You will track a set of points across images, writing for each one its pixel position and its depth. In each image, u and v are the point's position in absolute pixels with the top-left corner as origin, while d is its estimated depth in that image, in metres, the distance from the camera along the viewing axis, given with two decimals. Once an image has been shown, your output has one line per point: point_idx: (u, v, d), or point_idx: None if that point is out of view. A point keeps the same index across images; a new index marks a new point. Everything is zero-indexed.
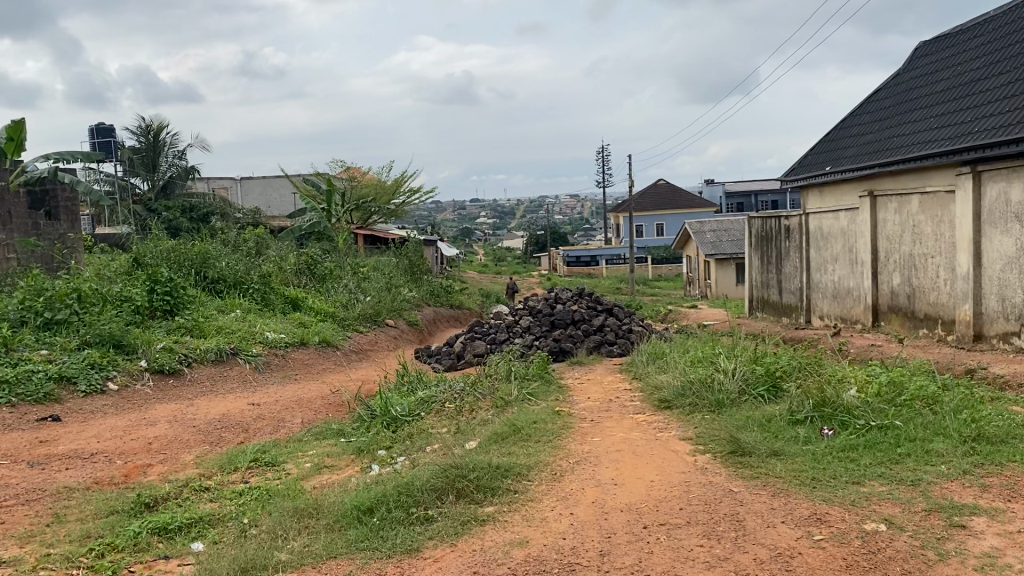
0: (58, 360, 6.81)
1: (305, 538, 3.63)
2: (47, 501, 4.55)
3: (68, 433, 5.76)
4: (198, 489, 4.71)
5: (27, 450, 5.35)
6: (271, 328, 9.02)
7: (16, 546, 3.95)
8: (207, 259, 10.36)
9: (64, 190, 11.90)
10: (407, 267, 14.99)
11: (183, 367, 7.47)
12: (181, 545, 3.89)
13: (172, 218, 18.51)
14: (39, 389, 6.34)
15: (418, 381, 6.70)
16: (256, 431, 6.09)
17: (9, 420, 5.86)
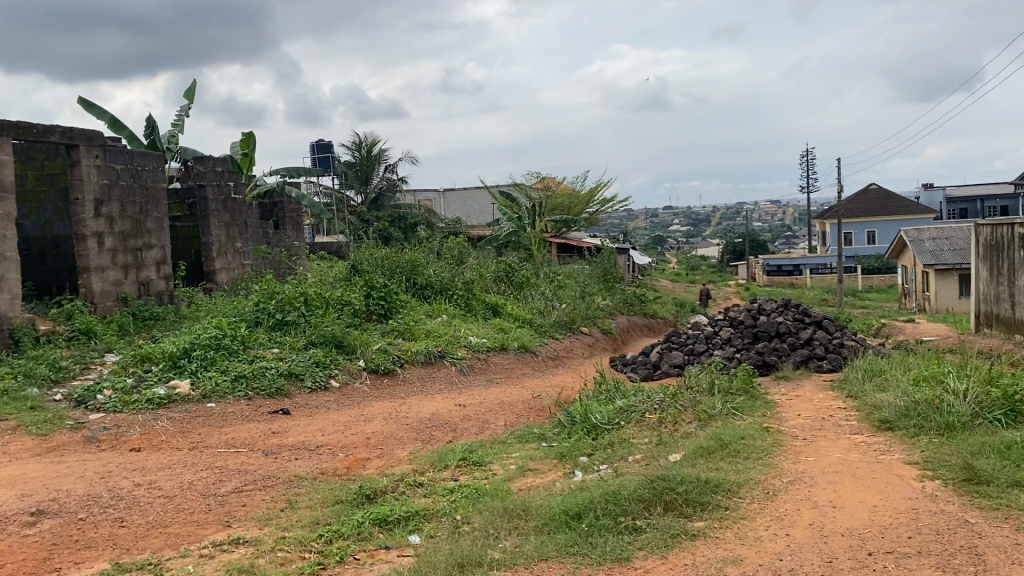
0: (288, 358, 7.43)
1: (516, 539, 3.73)
2: (281, 487, 4.97)
3: (296, 425, 6.26)
4: (413, 484, 4.96)
5: (263, 440, 5.86)
6: (474, 333, 9.35)
7: (256, 527, 4.34)
8: (416, 266, 10.90)
9: (290, 202, 12.99)
10: (602, 275, 15.07)
11: (397, 367, 7.89)
12: (400, 537, 4.12)
13: (384, 228, 19.67)
14: (272, 383, 6.94)
15: (618, 390, 6.68)
16: (462, 431, 6.32)
17: (247, 411, 6.46)
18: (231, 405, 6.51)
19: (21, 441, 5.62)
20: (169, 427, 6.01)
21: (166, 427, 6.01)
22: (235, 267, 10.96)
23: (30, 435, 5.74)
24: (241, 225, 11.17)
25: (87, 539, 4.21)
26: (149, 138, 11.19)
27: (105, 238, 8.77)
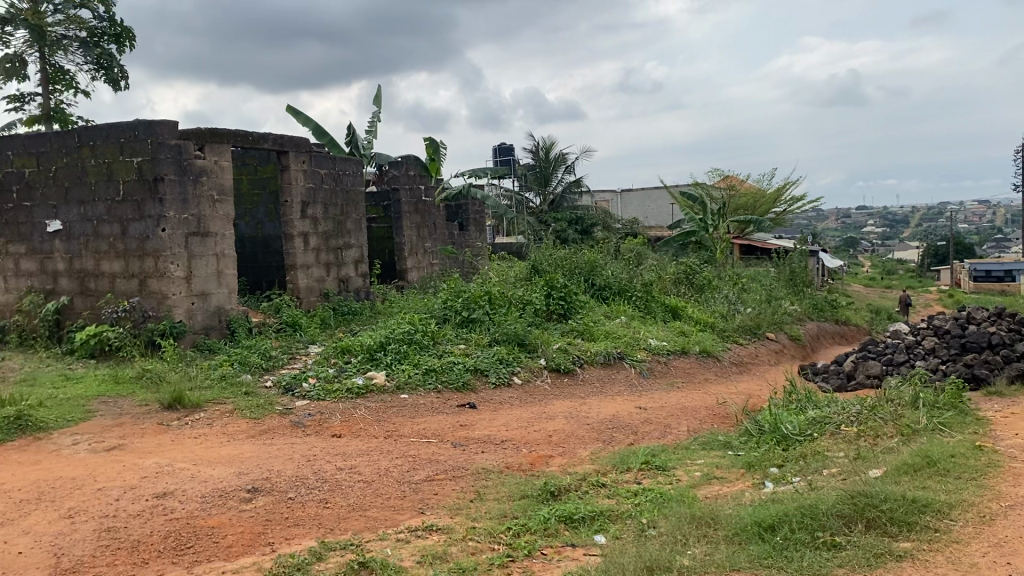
0: (473, 355, 7.68)
1: (705, 547, 3.66)
2: (469, 479, 5.13)
3: (482, 420, 6.44)
4: (596, 484, 4.99)
5: (451, 432, 6.09)
6: (654, 336, 9.27)
7: (448, 516, 4.52)
8: (595, 267, 10.97)
9: (473, 204, 13.44)
10: (789, 279, 14.48)
11: (577, 367, 7.95)
12: (586, 536, 4.16)
13: (562, 229, 19.91)
14: (460, 377, 7.19)
15: (809, 400, 6.41)
16: (645, 434, 6.27)
17: (436, 404, 6.73)
18: (422, 397, 6.81)
19: (238, 424, 6.17)
20: (366, 415, 6.38)
21: (364, 415, 6.37)
22: (424, 266, 11.47)
23: (246, 418, 6.29)
24: (430, 226, 11.65)
25: (296, 517, 4.55)
26: (347, 144, 11.91)
27: (310, 238, 9.42)
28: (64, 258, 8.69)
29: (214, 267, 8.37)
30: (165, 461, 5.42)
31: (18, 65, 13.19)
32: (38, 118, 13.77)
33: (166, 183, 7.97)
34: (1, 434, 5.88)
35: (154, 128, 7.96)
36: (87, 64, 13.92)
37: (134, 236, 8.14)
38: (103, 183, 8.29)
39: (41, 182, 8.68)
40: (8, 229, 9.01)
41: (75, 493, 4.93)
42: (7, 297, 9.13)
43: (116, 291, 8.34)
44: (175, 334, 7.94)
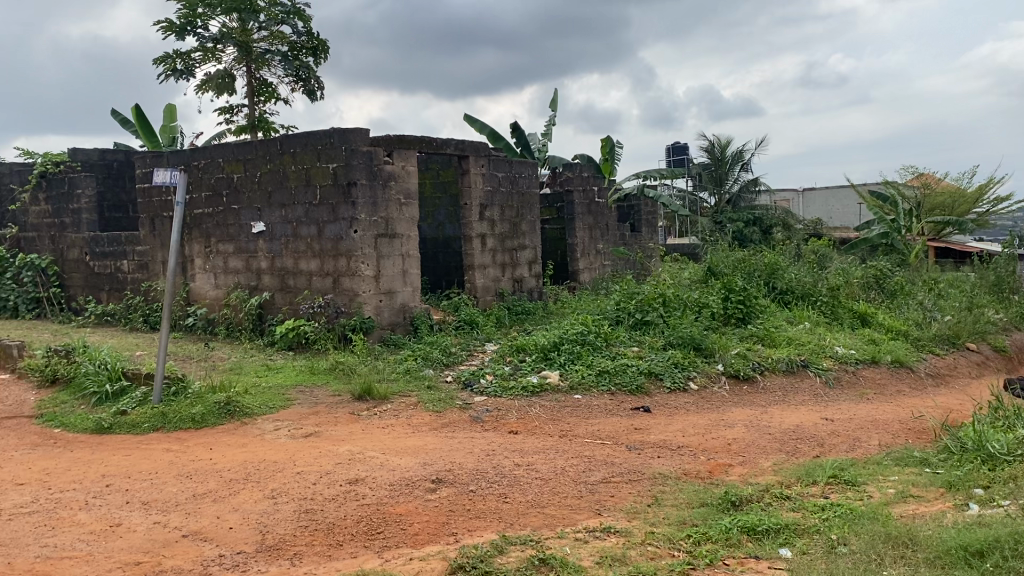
0: (648, 358, 7.64)
1: (901, 568, 3.47)
2: (646, 483, 5.10)
3: (658, 424, 6.38)
4: (779, 496, 4.82)
5: (626, 434, 6.07)
6: (840, 344, 8.83)
7: (625, 519, 4.51)
8: (774, 270, 10.64)
9: (646, 205, 13.34)
10: (993, 285, 13.36)
11: (757, 374, 7.69)
12: (770, 548, 4.03)
13: (739, 230, 19.38)
14: (634, 380, 7.16)
15: (1020, 417, 5.89)
16: (832, 447, 5.98)
17: (611, 406, 6.72)
18: (595, 399, 6.83)
19: (421, 417, 6.45)
20: (541, 414, 6.47)
21: (540, 414, 6.47)
22: (597, 267, 11.54)
23: (428, 411, 6.57)
24: (603, 227, 11.67)
25: (477, 509, 4.69)
26: (520, 146, 12.17)
27: (487, 239, 9.68)
28: (266, 257, 9.38)
29: (400, 267, 8.77)
30: (356, 449, 5.75)
31: (228, 79, 14.37)
32: (245, 127, 14.94)
33: (358, 188, 8.44)
34: (213, 418, 6.45)
35: (348, 136, 8.43)
36: (288, 77, 14.96)
37: (329, 237, 8.68)
38: (302, 188, 8.89)
39: (248, 187, 9.42)
40: (218, 229, 9.84)
41: (277, 475, 5.33)
42: (217, 292, 9.99)
43: (312, 288, 8.92)
44: (364, 329, 8.40)
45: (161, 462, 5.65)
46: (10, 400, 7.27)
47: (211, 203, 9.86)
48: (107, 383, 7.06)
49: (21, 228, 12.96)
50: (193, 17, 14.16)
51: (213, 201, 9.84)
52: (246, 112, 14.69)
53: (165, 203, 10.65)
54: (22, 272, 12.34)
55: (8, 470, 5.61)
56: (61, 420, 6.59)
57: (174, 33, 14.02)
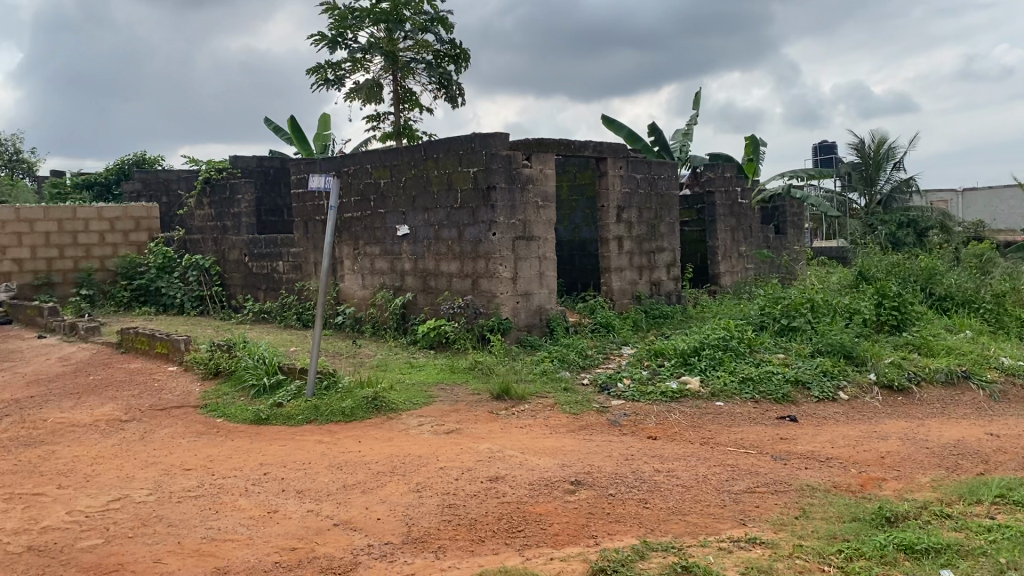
0: (793, 365, 7.39)
1: None
2: (793, 494, 4.93)
3: (805, 434, 6.14)
4: (940, 514, 4.55)
5: (771, 444, 5.89)
6: (1006, 354, 8.23)
7: (772, 530, 4.38)
8: (932, 275, 10.07)
9: (791, 206, 12.90)
10: None
11: (913, 386, 7.27)
12: (931, 568, 3.81)
13: (891, 232, 18.43)
14: (779, 388, 6.93)
15: None
16: (999, 465, 5.58)
17: (754, 414, 6.53)
18: (738, 406, 6.66)
19: (560, 418, 6.48)
20: (681, 420, 6.37)
21: (680, 420, 6.38)
22: (738, 270, 11.26)
23: (566, 413, 6.59)
24: (745, 230, 11.38)
25: (617, 513, 4.67)
26: (660, 147, 12.05)
27: (625, 241, 9.63)
28: (410, 259, 9.69)
29: (537, 269, 8.85)
30: (496, 447, 5.85)
31: (376, 88, 14.94)
32: (390, 134, 15.49)
33: (497, 191, 8.58)
34: (361, 413, 6.72)
35: (488, 140, 8.59)
36: (431, 84, 15.40)
37: (469, 240, 8.88)
38: (443, 192, 9.13)
39: (394, 191, 9.77)
40: (366, 232, 10.26)
41: (421, 469, 5.49)
42: (364, 292, 10.42)
43: (452, 289, 9.15)
44: (502, 330, 8.54)
45: (313, 452, 5.93)
46: (178, 390, 7.82)
47: (360, 207, 10.29)
48: (264, 376, 7.49)
49: (188, 230, 13.91)
50: (344, 29, 14.82)
51: (362, 205, 10.27)
52: (392, 119, 15.22)
53: (318, 207, 11.19)
54: (189, 272, 13.19)
55: (177, 455, 6.04)
56: (224, 410, 7.04)
57: (326, 45, 14.71)
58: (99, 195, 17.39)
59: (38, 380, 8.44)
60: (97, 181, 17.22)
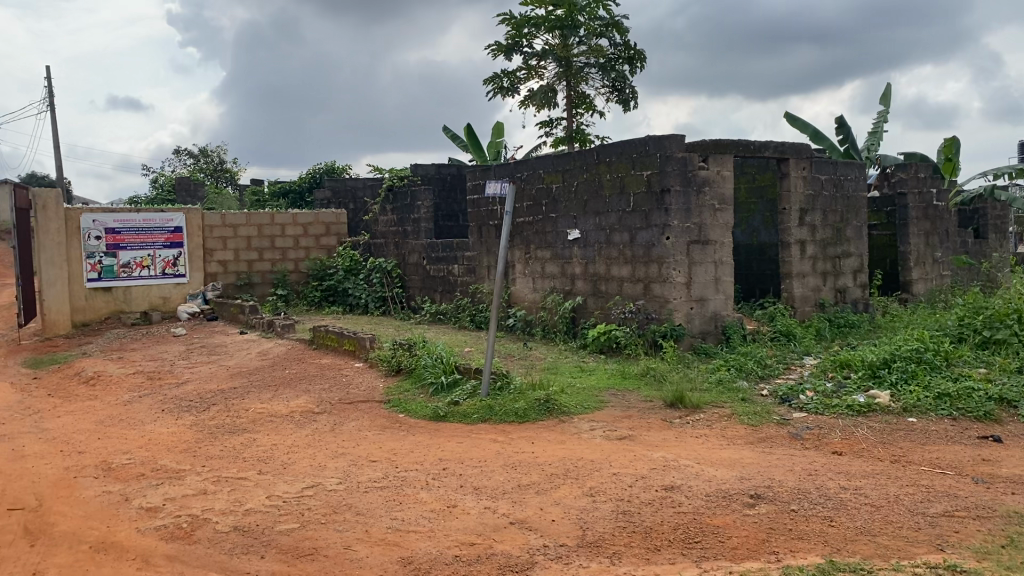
0: (997, 381, 6.82)
1: None
2: (998, 521, 4.55)
3: (1012, 456, 5.64)
4: None
5: (972, 465, 5.46)
6: None
7: (973, 559, 4.06)
8: None
9: (994, 209, 11.95)
10: None
11: None
12: None
13: None
14: (981, 406, 6.40)
15: None
16: None
17: (952, 432, 6.06)
18: (933, 424, 6.22)
19: (736, 429, 6.31)
20: (869, 436, 6.03)
21: (867, 436, 6.03)
22: (933, 277, 10.54)
23: (743, 424, 6.40)
24: (942, 233, 10.65)
25: (799, 530, 4.49)
26: (846, 145, 11.50)
27: (807, 246, 9.24)
28: (580, 263, 9.74)
29: (712, 274, 8.65)
30: (670, 455, 5.78)
31: (550, 94, 15.15)
32: (564, 139, 15.66)
33: (672, 194, 8.47)
34: (535, 414, 6.82)
35: (663, 143, 8.50)
36: (605, 88, 15.43)
37: (642, 244, 8.83)
38: (616, 196, 9.13)
39: (566, 196, 9.87)
40: (537, 237, 10.42)
41: (596, 474, 5.50)
42: (534, 295, 10.58)
43: (624, 294, 9.13)
44: (675, 336, 8.42)
45: (489, 451, 6.08)
46: (363, 386, 8.25)
47: (532, 212, 10.47)
48: (442, 374, 7.77)
49: (372, 235, 14.65)
50: (519, 37, 15.15)
51: (534, 211, 10.45)
52: (565, 124, 15.38)
53: (492, 212, 11.47)
54: (372, 275, 13.97)
55: (363, 447, 6.37)
56: (406, 406, 7.36)
57: (503, 54, 15.09)
58: (293, 202, 18.66)
59: (240, 372, 9.18)
60: (291, 189, 18.49)
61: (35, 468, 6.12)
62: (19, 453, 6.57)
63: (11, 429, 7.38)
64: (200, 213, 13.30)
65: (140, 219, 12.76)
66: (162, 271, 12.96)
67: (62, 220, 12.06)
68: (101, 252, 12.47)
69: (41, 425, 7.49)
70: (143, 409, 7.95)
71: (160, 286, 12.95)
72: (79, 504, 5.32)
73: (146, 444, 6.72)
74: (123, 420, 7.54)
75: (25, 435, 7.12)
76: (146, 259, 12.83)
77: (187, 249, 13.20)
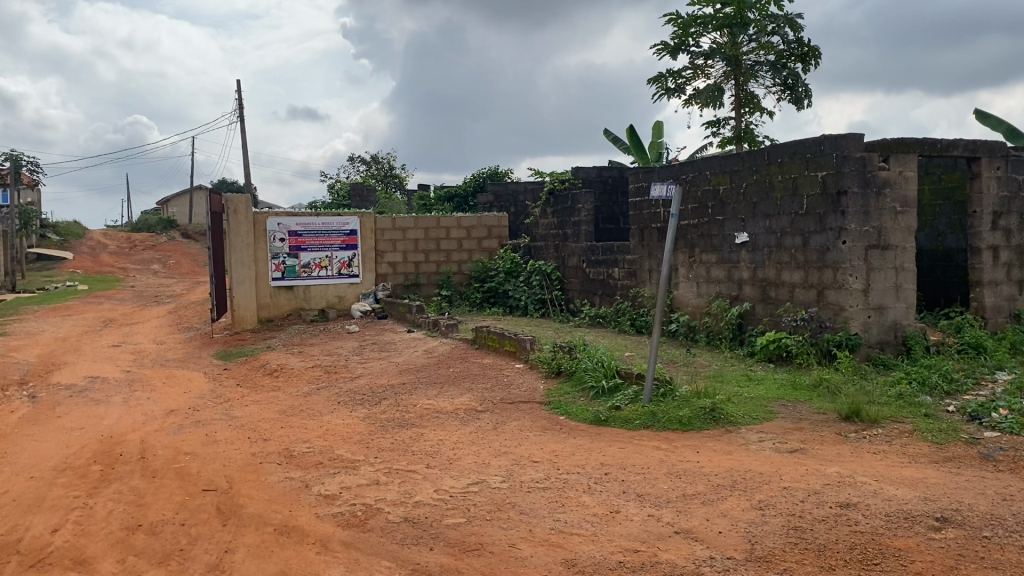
0: None
1: None
2: None
3: None
4: None
5: None
6: None
7: None
8: None
9: None
10: None
11: None
12: None
13: None
14: None
15: None
16: None
17: None
18: None
19: (920, 447, 5.91)
20: None
21: None
22: None
23: (928, 442, 6.00)
24: None
25: (993, 559, 4.15)
26: None
27: (1001, 251, 8.56)
28: (748, 267, 9.46)
29: (894, 281, 8.17)
30: (845, 471, 5.49)
31: (718, 93, 14.80)
32: (730, 140, 15.28)
33: (849, 197, 8.09)
34: (699, 422, 6.68)
35: (840, 142, 8.13)
36: (775, 86, 14.91)
37: (815, 249, 8.48)
38: (788, 198, 8.81)
39: (734, 198, 9.62)
40: (702, 240, 10.23)
41: (765, 487, 5.31)
42: (698, 300, 10.37)
43: (795, 301, 8.79)
44: (851, 346, 8.02)
45: (652, 458, 6.01)
46: (524, 387, 8.36)
47: (698, 214, 10.28)
48: (603, 379, 7.74)
49: (533, 238, 14.95)
50: (686, 37, 14.92)
51: (700, 213, 10.25)
52: (732, 124, 15.01)
53: (655, 215, 11.36)
54: (532, 277, 14.20)
55: (526, 447, 6.46)
56: (567, 409, 7.39)
57: (668, 54, 14.91)
58: (459, 206, 19.19)
59: (408, 369, 9.53)
60: (456, 193, 19.03)
61: (227, 453, 6.61)
62: (212, 438, 7.11)
63: (205, 415, 8.00)
64: (373, 217, 13.91)
65: (319, 222, 13.51)
66: (338, 271, 13.68)
67: (250, 223, 12.97)
68: (284, 253, 13.31)
69: (231, 412, 8.08)
70: (320, 401, 8.42)
71: (336, 285, 13.69)
72: (265, 488, 5.69)
73: (324, 434, 7.10)
74: (303, 411, 8.00)
75: (217, 421, 7.70)
76: (324, 260, 13.59)
77: (361, 251, 13.87)
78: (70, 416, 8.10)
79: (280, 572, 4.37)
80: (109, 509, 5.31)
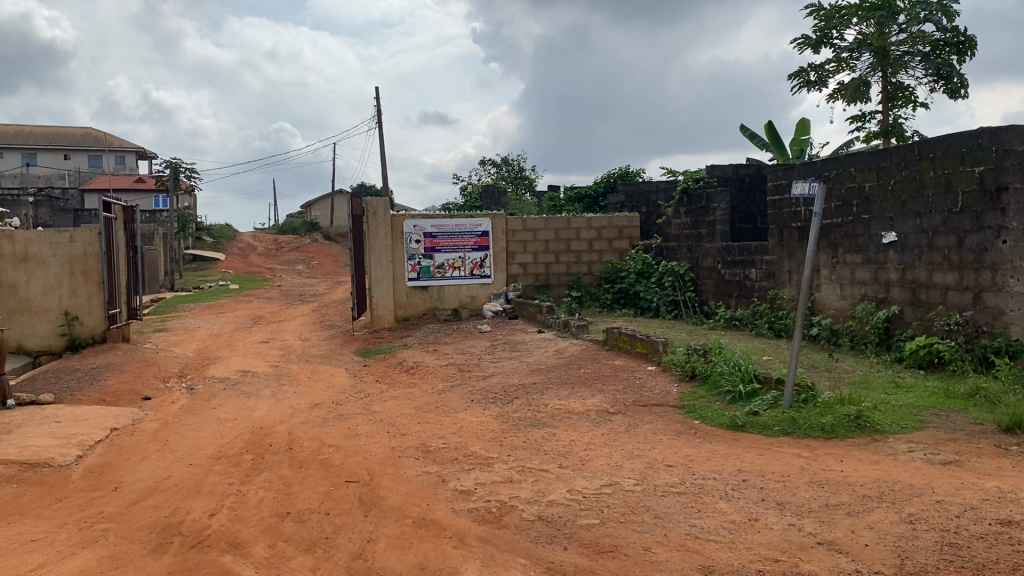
0: None
1: None
2: None
3: None
4: None
5: None
6: None
7: None
8: None
9: None
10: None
11: None
12: None
13: None
14: None
15: None
16: None
17: None
18: None
19: None
20: None
21: None
22: None
23: None
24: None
25: None
26: None
27: None
28: (896, 268, 9.00)
29: None
30: (1007, 487, 5.14)
31: (864, 86, 14.16)
32: (878, 134, 14.59)
33: (1009, 192, 7.58)
34: (843, 430, 6.41)
35: (999, 135, 7.64)
36: (928, 77, 14.11)
37: (972, 249, 7.99)
38: (941, 195, 8.34)
39: (881, 196, 9.19)
40: (846, 240, 9.82)
41: (916, 500, 5.04)
42: (842, 303, 9.96)
43: (949, 304, 8.30)
44: (1011, 353, 7.49)
45: (793, 466, 5.81)
46: (657, 389, 8.27)
47: (841, 213, 9.88)
48: (740, 383, 7.56)
49: (664, 238, 14.80)
50: (829, 29, 14.37)
51: (843, 211, 9.85)
52: (880, 118, 14.34)
53: (795, 215, 11.01)
54: (664, 278, 14.03)
55: (659, 450, 6.39)
56: (701, 413, 7.26)
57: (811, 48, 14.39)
58: (589, 207, 19.18)
59: (540, 369, 9.61)
60: (587, 194, 19.02)
61: (366, 446, 6.86)
62: (354, 431, 7.41)
63: (347, 409, 8.35)
64: (504, 219, 14.08)
65: (453, 224, 13.85)
66: (471, 271, 13.96)
67: (388, 225, 13.42)
68: (420, 253, 13.71)
69: (370, 407, 8.39)
70: (454, 398, 8.62)
71: (469, 286, 13.97)
72: (403, 482, 5.88)
73: (459, 431, 7.27)
74: (438, 408, 8.22)
75: (359, 416, 8.01)
76: (457, 261, 13.90)
77: (492, 251, 14.08)
78: (224, 408, 8.63)
79: (419, 563, 4.50)
80: (260, 496, 5.63)
